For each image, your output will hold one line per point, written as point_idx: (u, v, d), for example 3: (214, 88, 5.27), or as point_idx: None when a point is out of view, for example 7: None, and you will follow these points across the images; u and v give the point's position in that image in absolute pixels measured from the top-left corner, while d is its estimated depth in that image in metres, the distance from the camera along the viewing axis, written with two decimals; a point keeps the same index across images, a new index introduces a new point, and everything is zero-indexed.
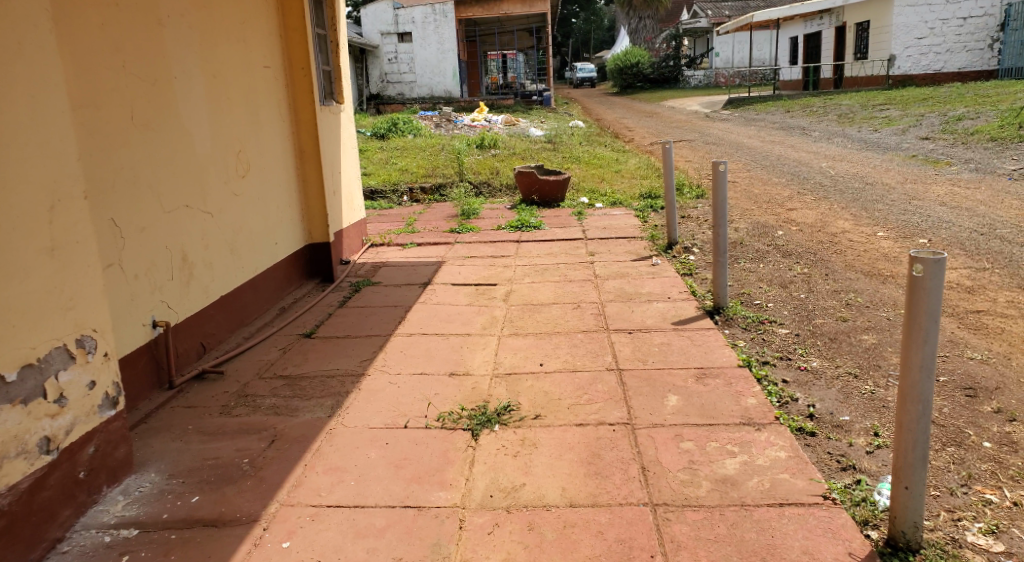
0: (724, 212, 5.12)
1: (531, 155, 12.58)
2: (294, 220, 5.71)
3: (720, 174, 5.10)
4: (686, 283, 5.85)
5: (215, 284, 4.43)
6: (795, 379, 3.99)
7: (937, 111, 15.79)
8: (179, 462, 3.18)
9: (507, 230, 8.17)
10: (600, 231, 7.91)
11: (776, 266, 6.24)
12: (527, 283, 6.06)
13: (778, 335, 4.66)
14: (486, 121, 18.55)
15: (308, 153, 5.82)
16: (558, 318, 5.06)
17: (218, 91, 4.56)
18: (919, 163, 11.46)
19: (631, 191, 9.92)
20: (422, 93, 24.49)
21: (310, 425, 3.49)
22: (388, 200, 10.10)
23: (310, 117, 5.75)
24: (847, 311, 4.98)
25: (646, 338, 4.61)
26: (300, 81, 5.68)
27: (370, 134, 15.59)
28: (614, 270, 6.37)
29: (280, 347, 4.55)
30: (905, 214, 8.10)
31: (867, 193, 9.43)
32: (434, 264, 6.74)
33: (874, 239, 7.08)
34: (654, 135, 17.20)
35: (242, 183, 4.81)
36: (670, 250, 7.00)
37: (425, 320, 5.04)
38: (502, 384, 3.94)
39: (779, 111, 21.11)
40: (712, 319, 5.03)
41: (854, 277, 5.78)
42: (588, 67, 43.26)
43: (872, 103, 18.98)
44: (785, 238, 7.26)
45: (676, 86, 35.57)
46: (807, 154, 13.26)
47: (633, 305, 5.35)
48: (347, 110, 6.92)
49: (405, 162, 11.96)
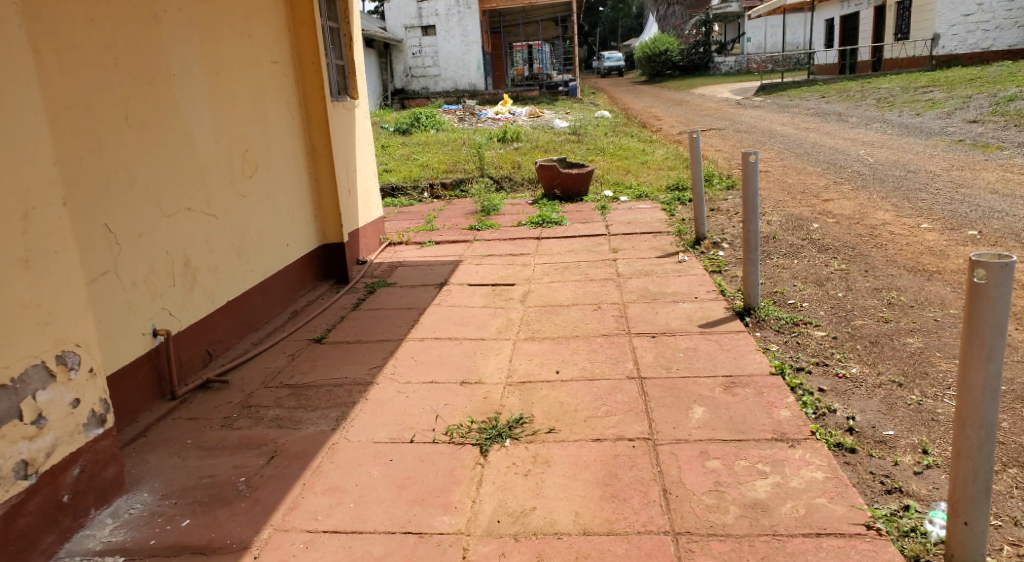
0: (755, 206, 4.82)
1: (555, 147, 12.32)
2: (306, 221, 5.52)
3: (750, 165, 4.81)
4: (715, 282, 5.57)
5: (222, 290, 4.25)
6: (832, 388, 3.72)
7: (984, 93, 15.16)
8: (173, 480, 2.98)
9: (528, 226, 7.94)
10: (625, 226, 7.63)
11: (811, 262, 5.91)
12: (547, 283, 5.81)
13: (813, 339, 4.38)
14: (511, 114, 18.30)
15: (320, 150, 5.63)
16: (578, 321, 4.82)
17: (221, 89, 4.38)
18: (966, 148, 10.95)
19: (658, 183, 9.61)
20: (446, 86, 24.34)
21: (312, 439, 3.27)
22: (408, 197, 9.93)
23: (321, 114, 5.56)
24: (888, 312, 4.66)
25: (671, 342, 4.35)
26: (311, 75, 5.49)
27: (393, 129, 15.44)
28: (638, 268, 6.10)
29: (288, 353, 4.35)
30: (951, 203, 7.69)
31: (909, 182, 9.02)
32: (452, 263, 6.54)
33: (917, 231, 6.71)
34: (683, 124, 16.81)
35: (248, 184, 4.63)
36: (698, 245, 6.72)
37: (439, 324, 4.84)
38: (515, 393, 3.71)
39: (813, 96, 20.52)
40: (743, 320, 4.76)
41: (896, 273, 5.44)
42: (616, 56, 42.67)
43: (914, 85, 18.32)
44: (821, 231, 6.91)
45: (706, 73, 34.90)
46: (845, 142, 12.79)
47: (657, 305, 5.09)
48: (363, 105, 6.71)
49: (426, 158, 11.79)
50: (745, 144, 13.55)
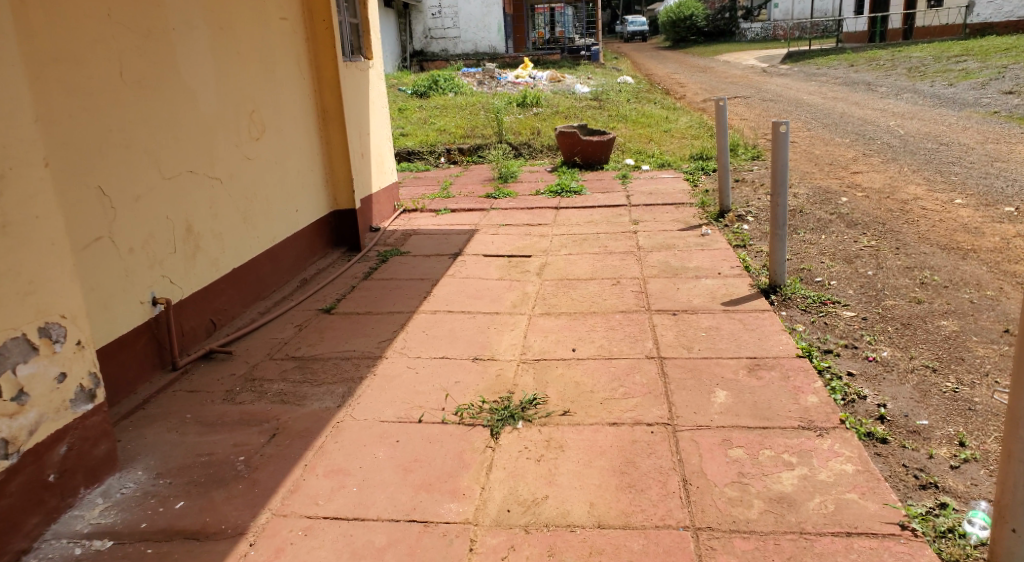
0: (784, 179, 4.60)
1: (576, 114, 12.02)
2: (316, 186, 5.36)
3: (781, 136, 4.56)
4: (739, 257, 5.36)
5: (227, 256, 4.11)
6: (862, 372, 3.55)
7: (1018, 63, 14.64)
8: (169, 459, 2.87)
9: (546, 195, 7.73)
10: (646, 197, 7.41)
11: (839, 237, 5.68)
12: (565, 255, 5.63)
13: (842, 319, 4.19)
14: (531, 78, 17.92)
15: (331, 113, 5.44)
16: (595, 296, 4.65)
17: (225, 46, 4.20)
18: (1000, 120, 10.54)
19: (681, 152, 9.34)
20: (467, 49, 23.94)
21: (316, 417, 3.15)
22: (425, 161, 9.74)
23: (332, 75, 5.36)
24: (920, 292, 4.44)
25: (692, 320, 4.17)
26: (323, 34, 5.28)
27: (411, 92, 15.17)
28: (659, 241, 5.90)
29: (296, 324, 4.22)
30: (985, 178, 7.40)
31: (942, 155, 8.69)
32: (468, 232, 6.36)
33: (949, 207, 6.44)
34: (707, 92, 16.39)
35: (254, 146, 4.46)
36: (722, 218, 6.50)
37: (452, 296, 4.68)
38: (529, 372, 3.56)
39: (842, 65, 19.93)
40: (768, 299, 4.56)
41: (929, 251, 5.20)
42: (640, 21, 41.84)
43: (945, 55, 17.75)
44: (849, 206, 6.65)
45: (732, 40, 34.08)
46: (874, 112, 12.38)
47: (678, 281, 4.90)
48: (377, 67, 6.50)
49: (444, 122, 11.55)
50: (771, 113, 13.17)
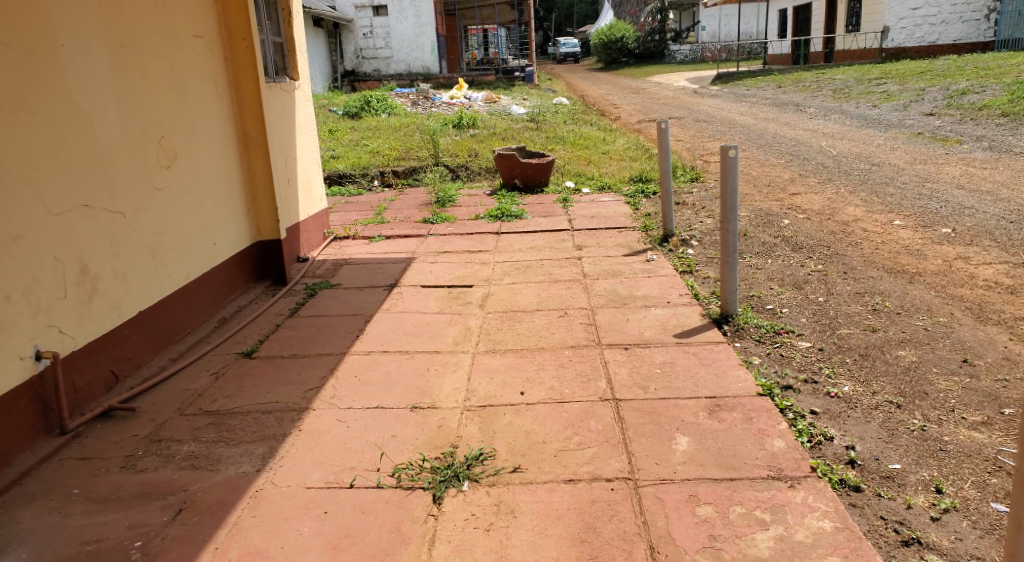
0: (734, 205, 4.43)
1: (513, 135, 11.82)
2: (237, 215, 4.95)
3: (730, 160, 4.40)
4: (687, 284, 5.19)
5: (133, 298, 3.68)
6: (825, 410, 3.35)
7: (937, 85, 15.14)
8: (48, 548, 2.47)
9: (486, 219, 7.46)
10: (587, 220, 7.21)
11: (786, 261, 5.57)
12: (508, 284, 5.35)
13: (798, 351, 4.02)
14: (467, 99, 17.72)
15: (253, 136, 5.05)
16: (542, 329, 4.38)
17: (128, 64, 3.79)
18: (925, 141, 10.80)
19: (621, 174, 9.22)
20: (399, 69, 23.60)
21: (230, 486, 2.78)
22: (357, 185, 9.36)
23: (253, 96, 4.97)
24: (874, 320, 4.31)
25: (645, 355, 3.94)
26: (241, 52, 4.89)
27: (343, 112, 14.74)
28: (604, 267, 5.69)
29: (212, 371, 3.81)
30: (920, 199, 7.47)
31: (875, 175, 8.79)
32: (404, 260, 6.02)
33: (890, 228, 6.43)
34: (642, 113, 16.47)
35: (164, 175, 4.05)
36: (666, 242, 6.34)
37: (388, 333, 4.34)
38: (473, 421, 3.25)
39: (770, 86, 20.40)
40: (721, 329, 4.37)
41: (876, 275, 5.12)
42: (573, 43, 42.36)
43: (867, 77, 18.32)
44: (792, 228, 6.58)
45: (662, 61, 34.69)
46: (805, 133, 12.57)
47: (626, 311, 4.68)
48: (304, 88, 6.13)
49: (378, 143, 11.20)
50: (706, 133, 13.25)
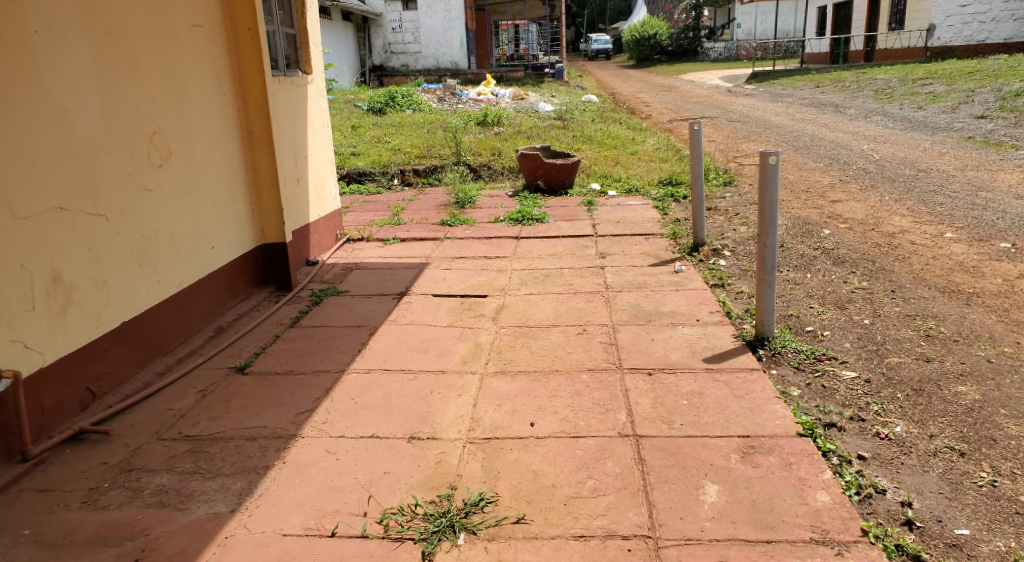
0: (774, 217, 4.03)
1: (539, 133, 11.46)
2: (240, 217, 4.66)
3: (770, 168, 4.00)
4: (718, 300, 4.80)
5: (117, 308, 3.41)
6: (874, 455, 2.96)
7: (986, 86, 14.47)
8: None
9: (506, 222, 7.12)
10: (613, 226, 6.85)
11: (827, 277, 5.15)
12: (525, 295, 5.01)
13: (841, 382, 3.63)
14: (494, 95, 17.37)
15: (258, 133, 4.75)
16: (558, 348, 4.03)
17: (116, 55, 3.51)
18: (976, 146, 10.23)
19: (649, 176, 8.82)
20: (428, 64, 23.31)
21: (198, 530, 2.47)
22: (377, 183, 9.08)
23: (259, 91, 4.67)
24: (927, 348, 3.88)
25: (671, 383, 3.57)
26: (246, 45, 4.60)
27: (368, 108, 14.48)
28: (629, 279, 5.31)
29: (199, 389, 3.52)
30: (972, 209, 6.98)
31: (922, 182, 8.30)
32: (417, 266, 5.70)
33: (940, 242, 5.97)
34: (674, 112, 16.01)
35: (155, 174, 3.76)
36: (696, 252, 5.95)
37: (392, 349, 4.01)
38: (477, 456, 2.92)
39: (808, 86, 19.78)
40: (756, 353, 3.99)
41: (928, 295, 4.68)
42: (604, 39, 41.83)
43: (911, 77, 17.65)
44: (833, 239, 6.15)
45: (695, 59, 34.05)
46: (846, 135, 12.03)
47: (651, 329, 4.31)
48: (318, 82, 5.83)
49: (400, 140, 10.91)
50: (740, 135, 12.77)
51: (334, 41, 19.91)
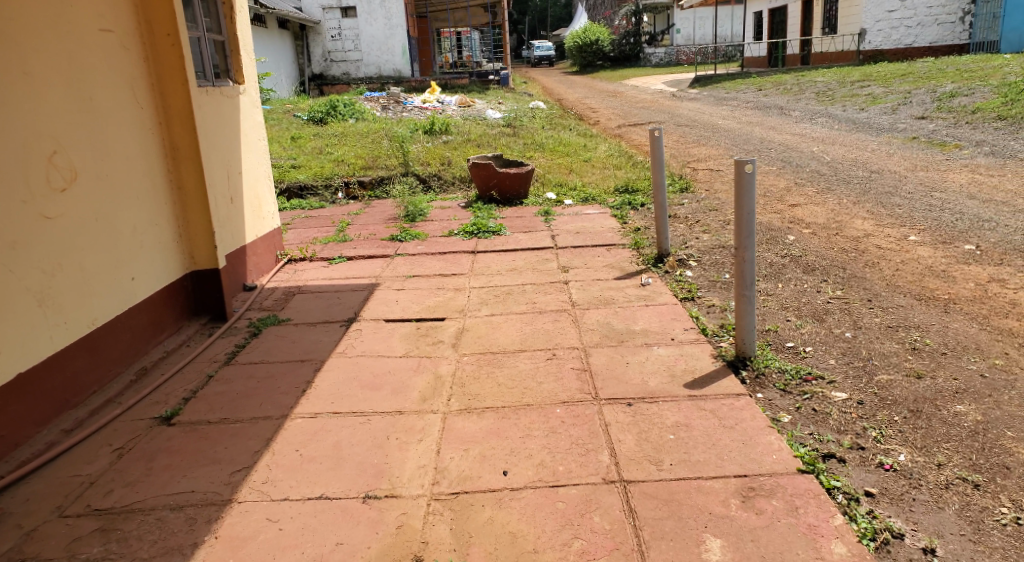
0: (751, 228, 3.76)
1: (488, 141, 11.12)
2: (165, 242, 4.19)
3: (746, 176, 3.72)
4: (691, 315, 4.52)
5: (8, 358, 2.98)
6: (882, 490, 2.67)
7: (923, 87, 14.71)
8: None
9: (460, 235, 6.74)
10: (572, 237, 6.54)
11: (800, 287, 4.93)
12: (485, 316, 4.64)
13: (833, 405, 3.36)
14: (439, 103, 16.98)
15: (183, 149, 4.29)
16: (527, 377, 3.68)
17: (3, 65, 3.09)
18: (922, 146, 10.28)
19: (605, 183, 8.56)
20: (369, 72, 22.78)
21: None
22: (320, 198, 8.61)
23: (182, 102, 4.21)
24: (916, 362, 3.65)
25: (654, 414, 3.25)
26: (166, 52, 4.15)
27: (307, 118, 13.92)
28: (594, 294, 5.00)
29: (114, 447, 3.12)
30: (931, 210, 6.89)
31: (877, 184, 8.22)
32: (367, 287, 5.29)
33: (907, 245, 5.82)
34: (621, 117, 15.86)
35: (58, 199, 3.34)
36: (660, 263, 5.68)
37: (342, 387, 3.61)
38: (445, 518, 2.60)
39: (750, 89, 19.94)
40: (738, 375, 3.70)
41: (905, 304, 4.49)
42: (546, 46, 41.80)
43: (849, 79, 17.91)
44: (799, 245, 5.95)
45: (638, 64, 34.21)
46: (793, 137, 12.01)
47: (624, 352, 3.99)
48: (251, 93, 5.37)
49: (343, 151, 10.44)
50: (690, 139, 12.65)
51: (271, 50, 19.24)
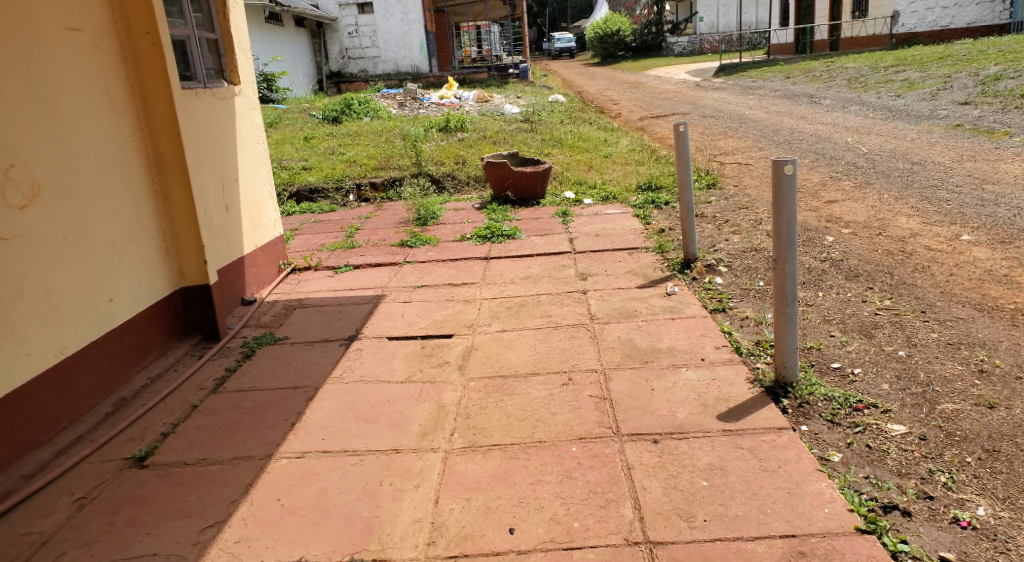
0: (792, 237, 3.33)
1: (506, 138, 10.73)
2: (151, 259, 3.85)
3: (785, 179, 3.30)
4: (723, 330, 4.11)
5: None
6: (961, 556, 2.34)
7: (964, 71, 14.04)
8: None
9: (473, 240, 6.36)
10: (593, 240, 6.13)
11: (843, 296, 4.49)
12: (496, 333, 4.25)
13: (890, 440, 2.95)
14: (457, 99, 16.60)
15: (168, 157, 3.93)
16: (540, 407, 3.29)
17: None
18: (967, 134, 9.71)
19: (627, 181, 8.13)
20: (387, 68, 22.48)
21: None
22: (330, 200, 8.27)
23: (166, 105, 3.86)
24: (986, 389, 3.24)
25: (684, 454, 2.86)
26: (146, 51, 3.80)
27: (322, 117, 13.62)
28: (616, 306, 4.60)
29: (77, 496, 2.78)
30: (982, 205, 6.39)
31: (920, 176, 7.70)
32: (373, 299, 4.94)
33: (960, 246, 5.35)
34: (644, 109, 15.37)
35: (17, 218, 3.02)
36: (688, 269, 5.26)
37: (335, 417, 3.24)
38: None
39: (778, 77, 19.30)
40: (778, 403, 3.29)
41: (965, 316, 4.05)
42: (566, 38, 41.27)
43: (882, 64, 17.23)
44: (839, 247, 5.49)
45: (660, 54, 33.56)
46: (826, 127, 11.47)
47: (649, 375, 3.58)
48: (248, 94, 5.02)
49: (355, 151, 10.11)
50: (716, 131, 12.15)
51: (288, 49, 19.00)
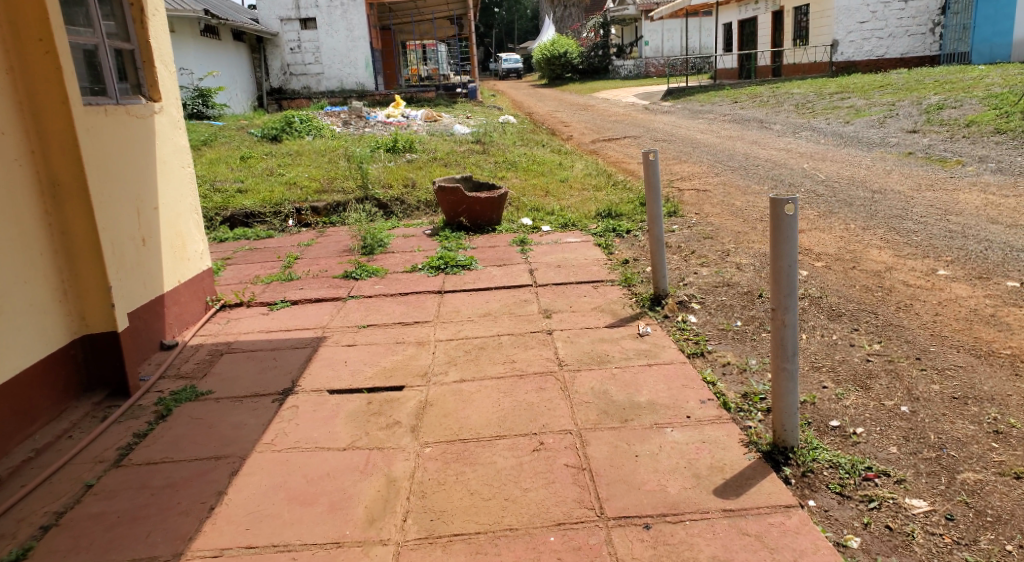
0: (791, 284, 2.93)
1: (457, 160, 10.28)
2: (42, 303, 3.27)
3: (785, 220, 2.90)
4: (706, 379, 3.70)
5: None
6: None
7: (907, 99, 14.20)
8: None
9: (424, 271, 5.86)
10: (554, 271, 5.71)
11: (830, 339, 4.14)
12: (453, 383, 3.77)
13: (912, 522, 2.57)
14: (404, 118, 16.12)
15: (65, 184, 3.35)
16: (508, 480, 2.82)
17: None
18: (919, 162, 9.67)
19: (585, 207, 7.76)
20: (331, 85, 21.82)
21: None
22: (267, 225, 7.67)
23: (63, 124, 3.29)
24: (1005, 455, 2.89)
25: (680, 545, 2.43)
26: (39, 61, 3.23)
27: (261, 134, 12.97)
28: (585, 349, 4.16)
29: None
30: (950, 237, 6.20)
31: (881, 205, 7.53)
32: (312, 342, 4.39)
33: (938, 282, 5.09)
34: (595, 132, 15.13)
35: None
36: (658, 304, 4.86)
37: (263, 498, 2.72)
38: None
39: (725, 101, 19.38)
40: (779, 472, 2.88)
41: (964, 363, 3.73)
42: (514, 59, 41.33)
43: (827, 90, 17.43)
44: (815, 282, 5.17)
45: (608, 77, 33.75)
46: (778, 153, 11.37)
47: (630, 437, 3.13)
48: (172, 112, 4.46)
49: (297, 172, 9.52)
50: (669, 155, 11.94)
51: (226, 65, 18.29)
